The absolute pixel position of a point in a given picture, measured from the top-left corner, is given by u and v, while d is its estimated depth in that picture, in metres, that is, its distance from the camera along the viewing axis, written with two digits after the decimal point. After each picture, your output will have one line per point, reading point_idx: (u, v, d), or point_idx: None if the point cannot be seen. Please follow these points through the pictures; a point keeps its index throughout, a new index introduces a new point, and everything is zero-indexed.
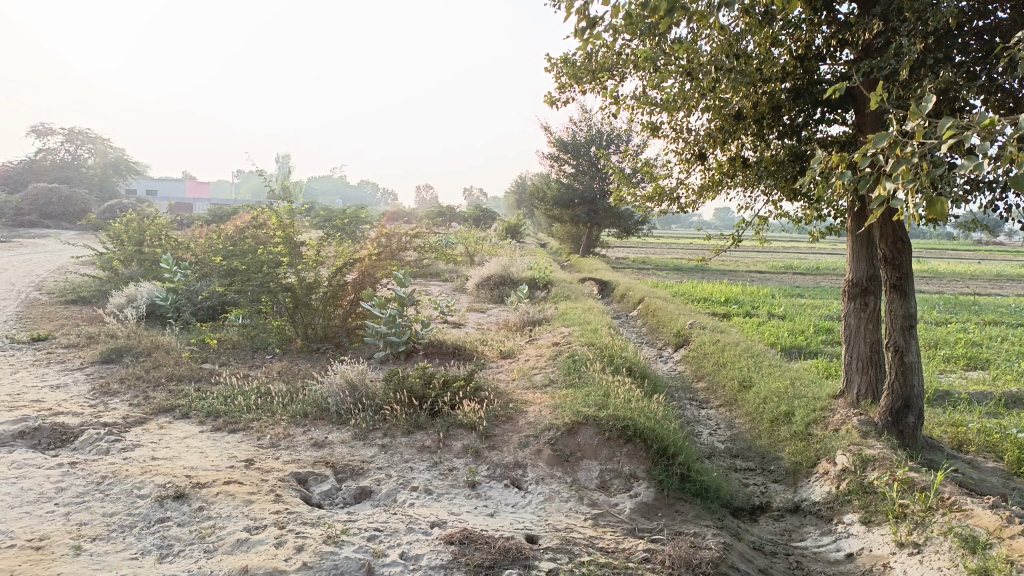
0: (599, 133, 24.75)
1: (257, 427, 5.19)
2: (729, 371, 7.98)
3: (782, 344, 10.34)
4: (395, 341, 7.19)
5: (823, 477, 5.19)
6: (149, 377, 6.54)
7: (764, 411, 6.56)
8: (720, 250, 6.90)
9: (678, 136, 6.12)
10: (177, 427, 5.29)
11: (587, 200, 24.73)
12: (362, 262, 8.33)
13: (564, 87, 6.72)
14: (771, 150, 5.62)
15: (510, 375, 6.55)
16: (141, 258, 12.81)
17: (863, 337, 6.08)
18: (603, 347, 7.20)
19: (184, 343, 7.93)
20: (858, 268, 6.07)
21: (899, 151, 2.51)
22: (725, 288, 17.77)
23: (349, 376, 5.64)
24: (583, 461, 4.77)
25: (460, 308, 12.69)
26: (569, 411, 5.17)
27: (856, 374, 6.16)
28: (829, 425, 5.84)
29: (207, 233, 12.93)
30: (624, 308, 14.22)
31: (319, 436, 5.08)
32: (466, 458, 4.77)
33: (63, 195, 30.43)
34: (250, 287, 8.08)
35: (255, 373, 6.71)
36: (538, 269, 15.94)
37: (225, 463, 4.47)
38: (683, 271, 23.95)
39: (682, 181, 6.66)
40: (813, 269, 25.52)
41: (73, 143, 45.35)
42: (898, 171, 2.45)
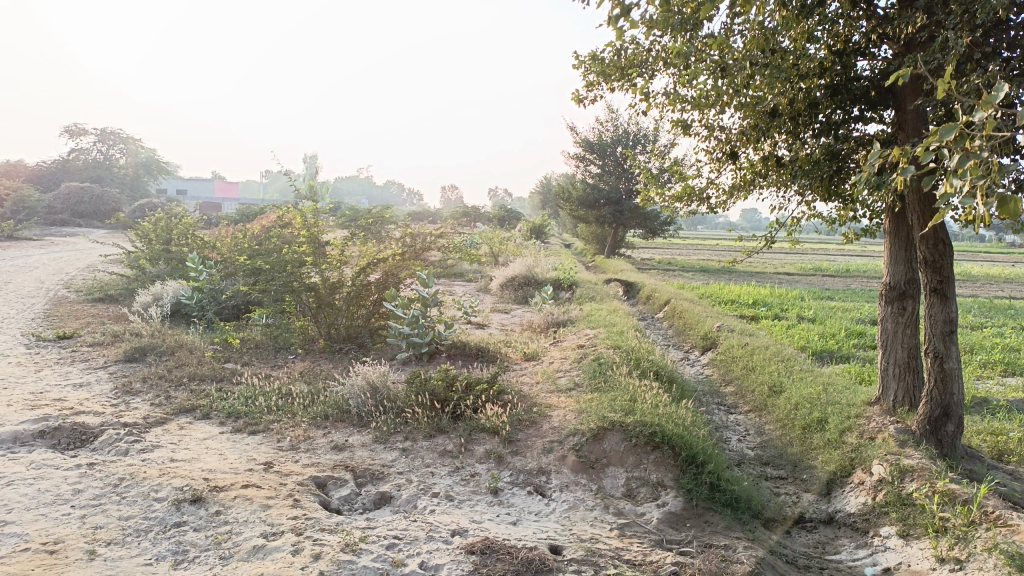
0: (626, 133, 24.55)
1: (277, 429, 5.12)
2: (758, 375, 7.79)
3: (812, 347, 10.10)
4: (417, 342, 7.10)
5: (859, 487, 5.00)
6: (171, 376, 6.51)
7: (795, 417, 6.37)
8: (752, 252, 6.71)
9: (709, 134, 5.97)
10: (198, 428, 5.23)
11: (613, 201, 24.53)
12: (385, 262, 8.26)
13: (592, 85, 6.59)
14: (806, 148, 5.45)
15: (534, 378, 6.42)
16: (168, 257, 12.88)
17: (901, 342, 5.88)
18: (629, 350, 7.05)
19: (207, 342, 7.91)
20: (896, 271, 5.88)
21: (968, 146, 2.32)
22: (753, 290, 17.48)
23: (370, 378, 5.55)
24: (609, 468, 4.63)
25: (483, 309, 12.59)
26: (595, 416, 5.03)
27: (892, 381, 5.96)
28: (864, 432, 5.64)
29: (233, 233, 12.97)
30: (650, 310, 14.03)
31: (339, 438, 4.99)
32: (488, 463, 4.66)
33: (94, 194, 30.85)
34: (273, 287, 8.05)
35: (276, 373, 6.65)
36: (563, 270, 15.80)
37: (244, 466, 4.40)
38: (709, 272, 23.67)
39: (712, 181, 6.50)
40: (843, 271, 25.09)
41: (105, 143, 46.04)
42: (965, 168, 2.26)
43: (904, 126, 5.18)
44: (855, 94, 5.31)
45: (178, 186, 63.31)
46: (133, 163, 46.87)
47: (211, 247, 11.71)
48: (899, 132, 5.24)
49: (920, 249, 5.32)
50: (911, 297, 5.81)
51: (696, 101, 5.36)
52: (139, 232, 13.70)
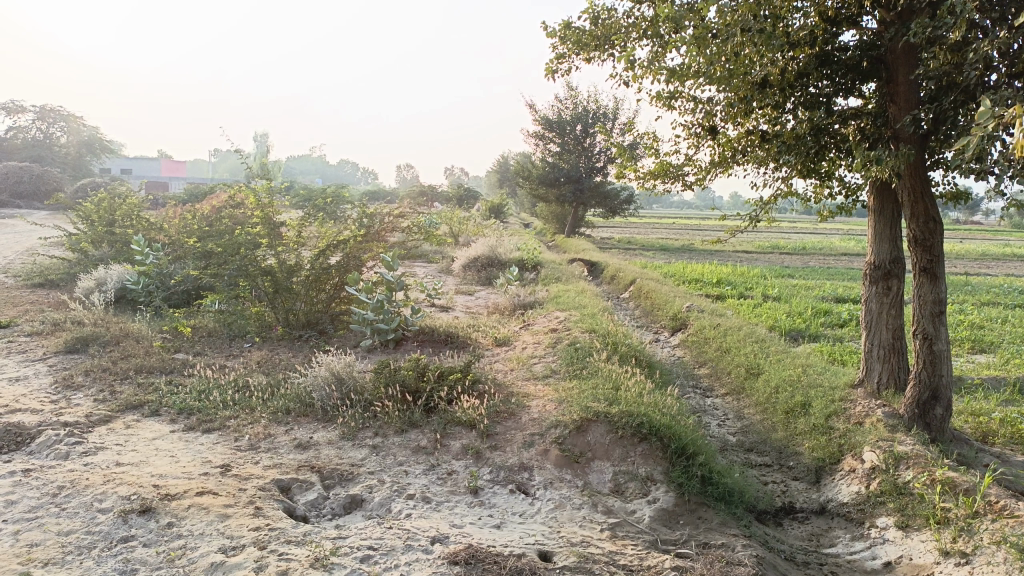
0: (586, 111, 24.17)
1: (234, 426, 4.72)
2: (734, 357, 7.59)
3: (781, 327, 9.97)
4: (382, 328, 6.73)
5: (849, 475, 4.83)
6: (116, 368, 6.03)
7: (777, 401, 6.17)
8: (736, 231, 6.48)
9: (689, 108, 5.69)
10: (146, 427, 4.80)
11: (573, 179, 24.22)
12: (347, 244, 7.85)
13: (564, 56, 6.24)
14: (793, 122, 5.20)
15: (507, 366, 6.10)
16: (112, 240, 12.20)
17: (885, 323, 5.71)
18: (604, 334, 6.78)
19: (156, 331, 7.40)
20: (880, 249, 5.69)
21: None
22: (716, 268, 17.38)
23: (335, 368, 5.17)
24: (595, 462, 4.35)
25: (446, 291, 12.19)
26: (577, 407, 4.75)
27: (877, 363, 5.80)
28: (851, 417, 5.46)
29: (182, 213, 12.33)
30: (615, 290, 13.81)
31: (303, 435, 4.62)
32: (466, 460, 4.34)
33: (33, 173, 29.45)
34: (227, 271, 7.57)
35: (232, 363, 6.22)
36: (526, 249, 15.46)
37: (198, 470, 4.01)
38: (670, 251, 23.62)
39: (690, 158, 6.23)
40: (800, 249, 25.27)
41: (43, 121, 44.04)
42: None
43: (896, 98, 4.94)
44: (844, 65, 5.05)
45: (123, 165, 61.18)
46: (75, 141, 44.99)
47: (159, 228, 11.09)
48: (891, 105, 4.99)
49: (909, 227, 5.12)
50: (897, 276, 5.63)
51: (679, 72, 5.06)
52: (81, 213, 12.95)
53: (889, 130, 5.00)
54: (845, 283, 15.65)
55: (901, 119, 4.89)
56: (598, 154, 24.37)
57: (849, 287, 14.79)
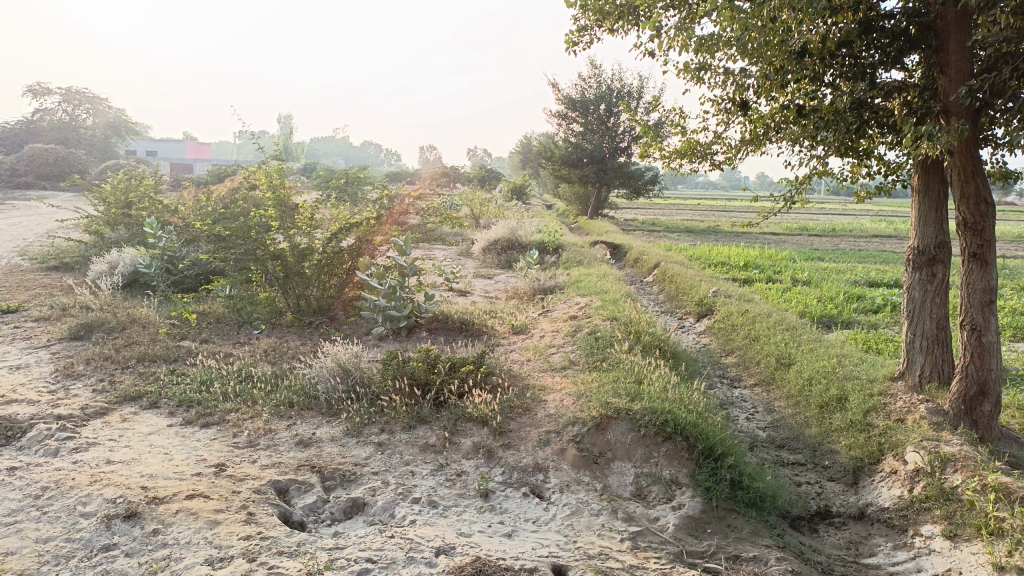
0: (610, 90, 23.63)
1: (234, 421, 4.47)
2: (763, 346, 7.23)
3: (811, 313, 9.56)
4: (394, 315, 6.45)
5: (891, 478, 4.48)
6: (119, 356, 5.82)
7: (810, 394, 5.81)
8: (771, 213, 6.10)
9: (718, 82, 5.30)
10: (143, 421, 4.57)
11: (597, 159, 23.76)
12: (360, 227, 7.59)
13: (585, 28, 5.89)
14: (832, 96, 4.80)
15: (524, 356, 5.80)
16: (128, 222, 12.03)
17: (929, 312, 5.32)
18: (627, 322, 6.45)
19: (164, 316, 7.19)
20: (925, 233, 5.29)
21: None
22: (742, 251, 16.92)
23: (341, 359, 4.91)
24: (615, 463, 4.05)
25: (465, 275, 11.89)
26: (596, 402, 4.43)
27: (919, 355, 5.42)
28: (891, 413, 5.10)
29: (197, 195, 12.13)
30: (638, 274, 13.43)
31: (306, 432, 4.36)
32: (477, 460, 4.05)
33: (59, 155, 29.53)
34: (235, 255, 7.32)
35: (238, 352, 5.99)
36: (547, 232, 15.11)
37: (191, 470, 3.76)
38: (695, 233, 23.11)
39: (718, 136, 5.85)
40: (829, 231, 24.63)
41: (69, 103, 44.28)
42: None
43: (945, 69, 4.49)
44: (889, 33, 4.61)
45: (148, 147, 61.51)
46: (101, 123, 45.18)
47: (173, 210, 10.90)
48: (940, 76, 4.54)
49: (958, 209, 4.72)
50: (943, 262, 5.24)
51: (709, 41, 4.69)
52: (97, 195, 12.80)
53: (938, 104, 4.56)
54: (877, 267, 15.13)
55: (951, 92, 4.45)
56: (622, 134, 23.90)
57: (881, 271, 14.29)
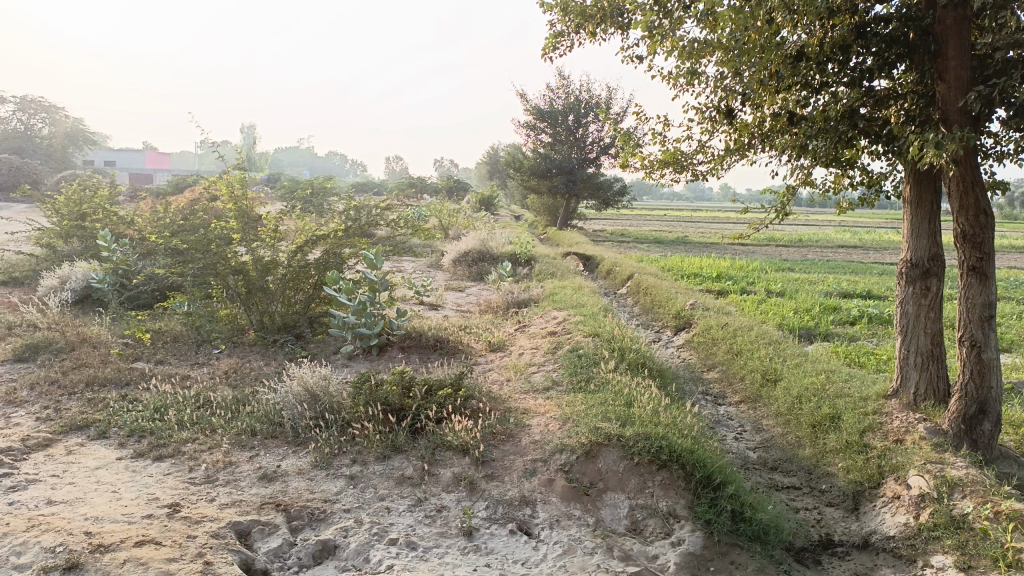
0: (578, 101, 23.49)
1: (190, 454, 4.09)
2: (747, 361, 7.00)
3: (789, 325, 9.40)
4: (364, 333, 6.11)
5: (894, 503, 4.26)
6: (66, 380, 5.38)
7: (801, 413, 5.59)
8: (758, 225, 5.88)
9: (703, 90, 5.07)
10: (91, 454, 4.17)
11: (566, 170, 23.57)
12: (327, 240, 7.23)
13: (562, 33, 5.64)
14: (823, 103, 4.60)
15: (503, 376, 5.49)
16: (82, 234, 11.47)
17: (923, 327, 5.13)
18: (609, 339, 6.17)
19: (118, 335, 6.74)
20: (918, 246, 5.10)
21: None
22: (714, 261, 16.84)
23: (309, 384, 4.56)
24: (607, 494, 3.76)
25: (436, 288, 11.56)
26: (585, 427, 4.14)
27: (913, 372, 5.23)
28: (888, 433, 4.89)
29: (155, 205, 11.63)
30: (612, 286, 13.21)
31: (270, 464, 3.99)
32: (458, 494, 3.73)
33: (13, 165, 28.55)
34: (194, 270, 6.91)
35: (196, 374, 5.59)
36: (519, 243, 14.84)
37: (141, 512, 3.38)
38: (665, 244, 23.06)
39: (702, 146, 5.63)
40: (797, 241, 24.74)
41: (24, 111, 43.16)
42: None
43: (943, 74, 4.32)
44: (884, 38, 4.39)
45: (106, 157, 60.09)
46: (57, 132, 43.99)
47: (129, 223, 10.39)
48: (938, 82, 4.38)
49: (956, 221, 4.54)
50: (937, 276, 5.05)
51: (698, 45, 4.43)
52: (49, 206, 12.22)
53: (937, 111, 4.38)
54: (847, 277, 15.13)
55: (952, 99, 4.27)
56: (590, 145, 23.78)
57: (853, 281, 14.26)
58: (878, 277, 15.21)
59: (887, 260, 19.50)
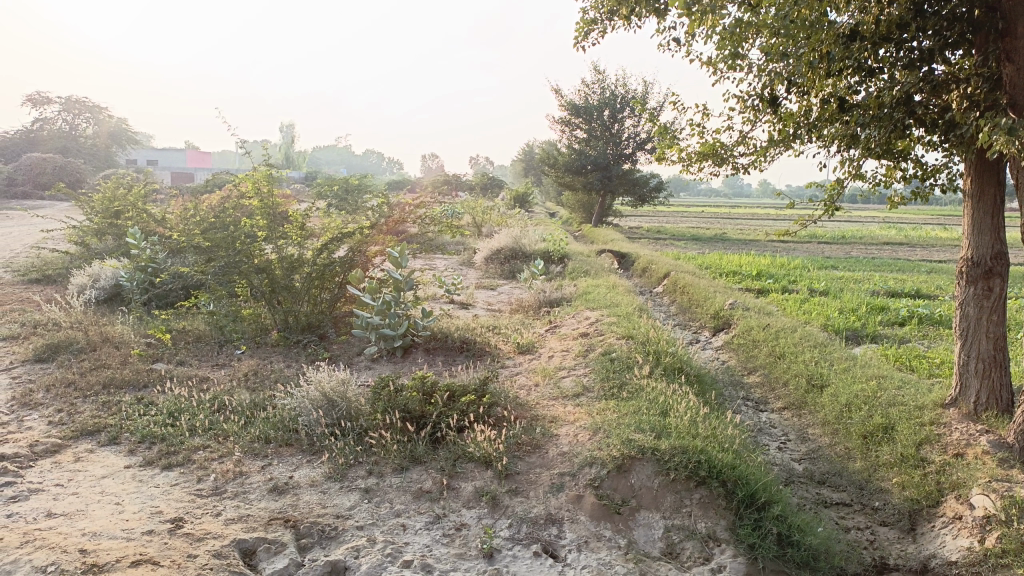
0: (614, 96, 23.08)
1: (200, 463, 3.90)
2: (790, 365, 6.63)
3: (834, 326, 8.96)
4: (389, 333, 5.91)
5: (955, 525, 3.89)
6: (83, 381, 5.25)
7: (850, 422, 5.23)
8: (805, 221, 5.49)
9: (745, 76, 4.75)
10: (99, 461, 4.00)
11: (601, 166, 23.16)
12: (353, 237, 7.03)
13: (596, 20, 5.35)
14: (878, 88, 4.23)
15: (531, 381, 5.22)
16: (114, 231, 11.47)
17: (985, 331, 4.74)
18: (644, 341, 5.86)
19: (140, 335, 6.63)
20: (979, 243, 4.71)
21: None
22: (753, 259, 16.36)
23: (326, 388, 4.34)
24: (641, 513, 3.46)
25: (466, 287, 11.33)
26: (616, 438, 3.85)
27: (973, 380, 4.83)
28: (947, 446, 4.52)
29: (187, 203, 11.59)
30: (647, 284, 12.87)
31: (282, 475, 3.78)
32: (479, 510, 3.47)
33: (57, 164, 29.01)
34: (216, 268, 6.76)
35: (215, 377, 5.42)
36: (552, 240, 14.53)
37: (143, 527, 3.17)
38: (702, 241, 22.54)
39: (743, 137, 5.30)
40: (839, 238, 24.05)
41: (70, 112, 44.19)
42: None
43: (1011, 56, 3.90)
44: (947, 16, 4.01)
45: (148, 156, 61.14)
46: (101, 132, 44.84)
47: (160, 221, 10.35)
48: (1005, 64, 3.94)
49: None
50: (1000, 276, 4.66)
51: (741, 26, 4.10)
52: (84, 203, 12.26)
53: (1003, 95, 3.97)
54: (894, 276, 14.57)
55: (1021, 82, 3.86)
56: (627, 140, 23.38)
57: (900, 279, 13.69)
58: (926, 275, 14.62)
59: (936, 257, 18.78)
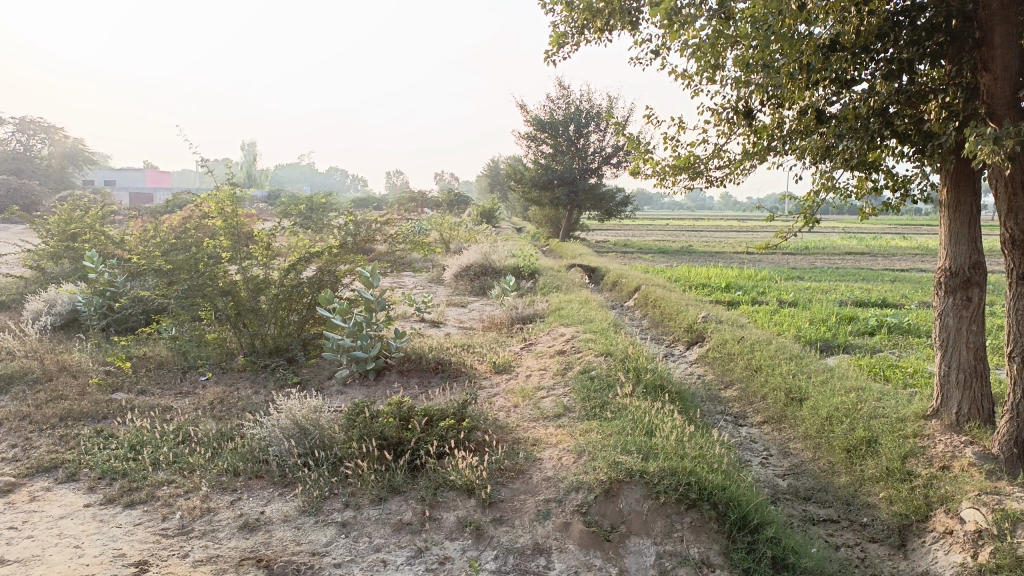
0: (579, 111, 23.17)
1: (165, 500, 3.68)
2: (767, 378, 6.57)
3: (805, 337, 8.97)
4: (361, 356, 5.70)
5: (947, 540, 3.83)
6: (39, 414, 4.98)
7: (832, 435, 5.18)
8: (785, 233, 5.51)
9: (721, 88, 4.71)
10: (56, 500, 3.76)
11: (568, 181, 23.17)
12: (321, 257, 6.85)
13: (569, 34, 5.27)
14: (856, 99, 4.22)
15: (509, 402, 5.07)
16: (71, 254, 11.09)
17: (966, 341, 4.72)
18: (623, 358, 5.75)
19: (99, 363, 6.35)
20: (957, 253, 4.71)
21: None
22: (720, 271, 16.44)
23: (298, 417, 4.16)
24: (631, 540, 3.33)
25: (437, 304, 11.17)
26: (602, 461, 3.73)
27: (954, 390, 4.81)
28: (932, 459, 4.49)
29: (147, 224, 11.26)
30: (618, 298, 12.82)
31: (253, 510, 3.58)
32: (463, 542, 3.31)
33: (10, 186, 28.20)
34: (179, 291, 6.52)
35: (180, 406, 5.19)
36: (521, 255, 14.43)
37: (104, 573, 2.96)
38: (669, 254, 22.64)
39: (718, 150, 5.26)
40: (802, 248, 24.35)
41: (24, 133, 43.21)
42: None
43: (988, 66, 3.94)
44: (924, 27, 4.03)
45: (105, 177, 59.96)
46: (57, 153, 43.86)
47: (119, 243, 10.03)
48: (982, 74, 3.99)
49: (1004, 225, 4.14)
50: (979, 285, 4.65)
51: (721, 37, 4.06)
52: (38, 226, 11.86)
53: (982, 105, 3.99)
54: (859, 285, 14.72)
55: (998, 90, 3.91)
56: (592, 155, 23.46)
57: (866, 289, 13.83)
58: (890, 283, 14.79)
59: (897, 266, 19.06)
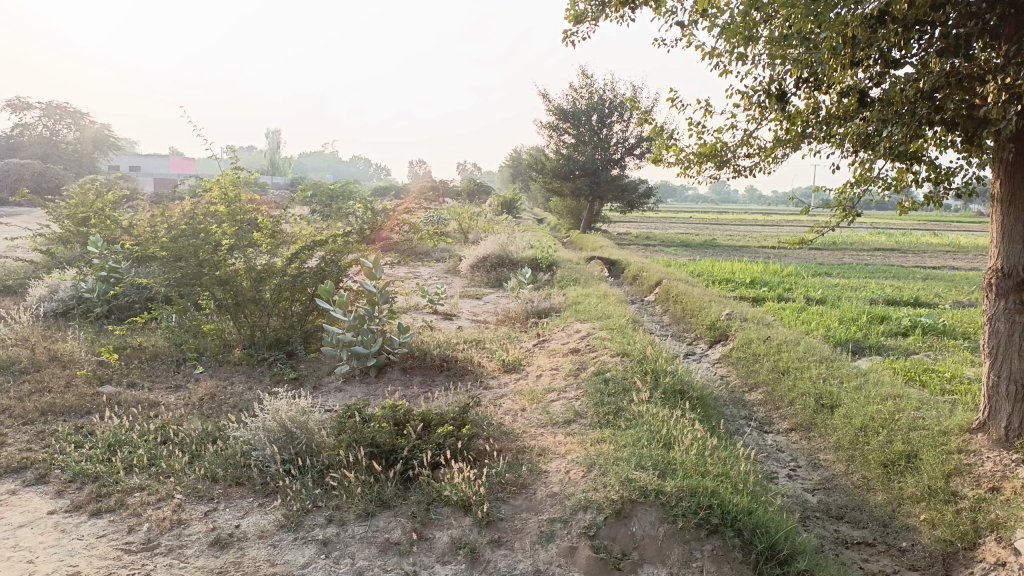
0: (602, 100, 22.67)
1: (135, 508, 3.37)
2: (795, 382, 6.16)
3: (835, 338, 8.52)
4: (361, 352, 5.38)
5: (999, 573, 3.41)
6: (19, 407, 4.69)
7: (867, 449, 4.77)
8: (820, 228, 5.09)
9: (752, 68, 4.29)
10: (19, 506, 3.45)
11: (589, 171, 22.72)
12: (326, 246, 6.53)
13: (590, 7, 4.85)
14: (902, 80, 3.78)
15: (517, 405, 4.72)
16: (79, 239, 10.83)
17: (1018, 349, 4.27)
18: (640, 360, 5.37)
19: (91, 353, 6.07)
20: (1010, 252, 4.26)
21: None
22: (745, 266, 15.98)
23: (284, 419, 3.83)
24: (644, 569, 2.97)
25: (451, 296, 10.82)
26: (613, 476, 3.37)
27: (1005, 402, 4.34)
28: (980, 479, 4.07)
29: (157, 209, 11.01)
30: (639, 293, 12.39)
31: (227, 523, 3.26)
32: (456, 566, 2.97)
33: (36, 170, 28.31)
34: (176, 280, 6.22)
35: (168, 401, 4.89)
36: (540, 246, 14.03)
37: None
38: (692, 247, 22.14)
39: (747, 136, 4.84)
40: (828, 243, 23.74)
41: (51, 118, 43.52)
42: None
43: None
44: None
45: (130, 163, 60.05)
46: (83, 137, 44.03)
47: (126, 228, 9.76)
48: None
49: None
50: None
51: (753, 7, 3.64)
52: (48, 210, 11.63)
53: None
54: (889, 283, 14.20)
55: None
56: (615, 146, 22.97)
57: (898, 287, 13.31)
58: (923, 282, 14.26)
59: (928, 263, 18.45)
